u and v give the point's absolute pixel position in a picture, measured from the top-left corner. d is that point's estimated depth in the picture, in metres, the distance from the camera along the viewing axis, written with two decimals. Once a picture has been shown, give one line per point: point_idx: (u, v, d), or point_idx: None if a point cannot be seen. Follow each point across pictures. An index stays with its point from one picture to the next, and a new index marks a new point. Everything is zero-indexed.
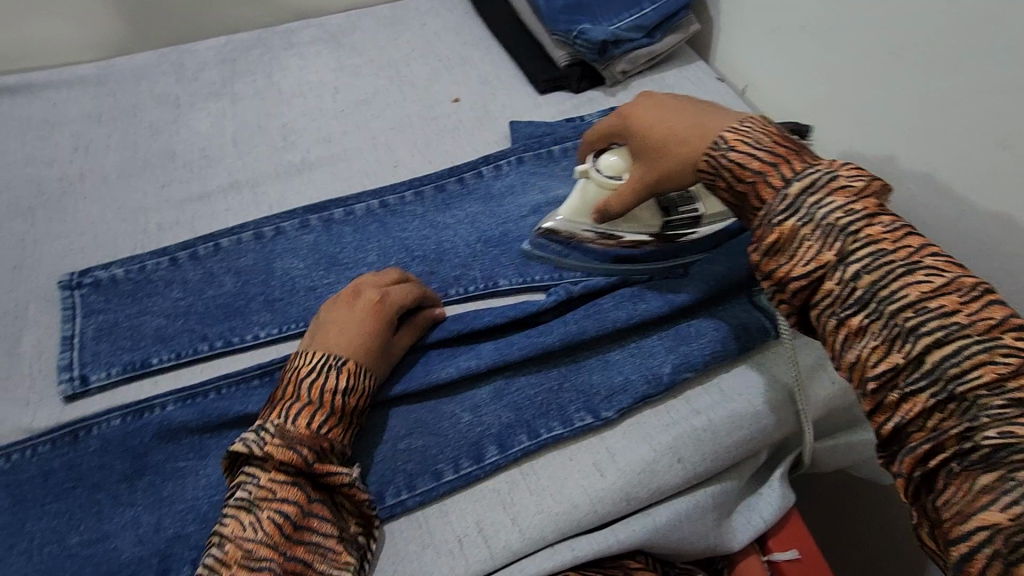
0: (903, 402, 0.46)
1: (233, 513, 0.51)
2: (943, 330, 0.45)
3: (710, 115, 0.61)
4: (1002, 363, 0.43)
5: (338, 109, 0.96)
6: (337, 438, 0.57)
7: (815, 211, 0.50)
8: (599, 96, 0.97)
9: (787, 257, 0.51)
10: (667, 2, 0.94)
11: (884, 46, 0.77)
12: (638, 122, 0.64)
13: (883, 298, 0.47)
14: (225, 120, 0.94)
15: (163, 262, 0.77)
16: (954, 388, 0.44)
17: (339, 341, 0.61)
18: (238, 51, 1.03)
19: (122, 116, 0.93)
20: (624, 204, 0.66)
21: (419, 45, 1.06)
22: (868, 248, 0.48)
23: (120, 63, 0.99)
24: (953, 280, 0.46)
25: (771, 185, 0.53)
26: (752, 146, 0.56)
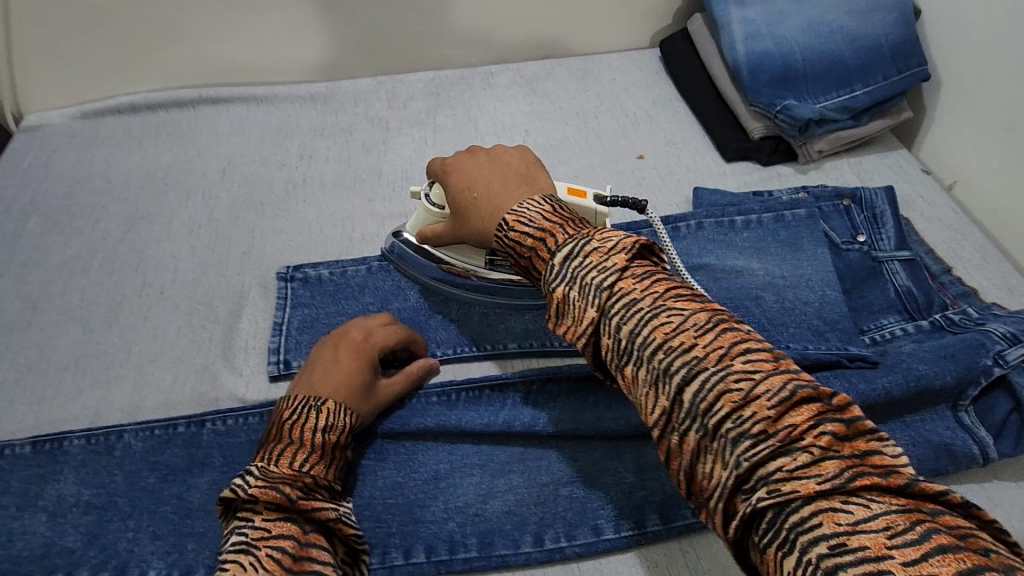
0: (682, 447, 0.44)
1: (233, 559, 0.49)
2: (686, 367, 0.44)
3: (514, 191, 0.65)
4: (737, 391, 0.42)
5: (528, 150, 1.01)
6: (322, 474, 0.59)
7: (571, 271, 0.52)
8: (789, 172, 0.96)
9: (569, 318, 0.51)
10: (880, 88, 0.93)
11: (986, 110, 0.88)
12: (454, 178, 0.70)
13: (641, 348, 0.47)
14: (426, 148, 1.03)
15: (362, 269, 0.85)
16: (706, 424, 0.43)
17: (323, 383, 0.64)
18: (443, 86, 1.13)
19: (341, 133, 1.05)
20: (436, 240, 0.75)
21: (608, 98, 1.10)
22: (622, 300, 0.49)
23: (345, 86, 1.12)
24: (692, 318, 0.46)
25: (542, 259, 0.55)
26: (526, 224, 0.58)
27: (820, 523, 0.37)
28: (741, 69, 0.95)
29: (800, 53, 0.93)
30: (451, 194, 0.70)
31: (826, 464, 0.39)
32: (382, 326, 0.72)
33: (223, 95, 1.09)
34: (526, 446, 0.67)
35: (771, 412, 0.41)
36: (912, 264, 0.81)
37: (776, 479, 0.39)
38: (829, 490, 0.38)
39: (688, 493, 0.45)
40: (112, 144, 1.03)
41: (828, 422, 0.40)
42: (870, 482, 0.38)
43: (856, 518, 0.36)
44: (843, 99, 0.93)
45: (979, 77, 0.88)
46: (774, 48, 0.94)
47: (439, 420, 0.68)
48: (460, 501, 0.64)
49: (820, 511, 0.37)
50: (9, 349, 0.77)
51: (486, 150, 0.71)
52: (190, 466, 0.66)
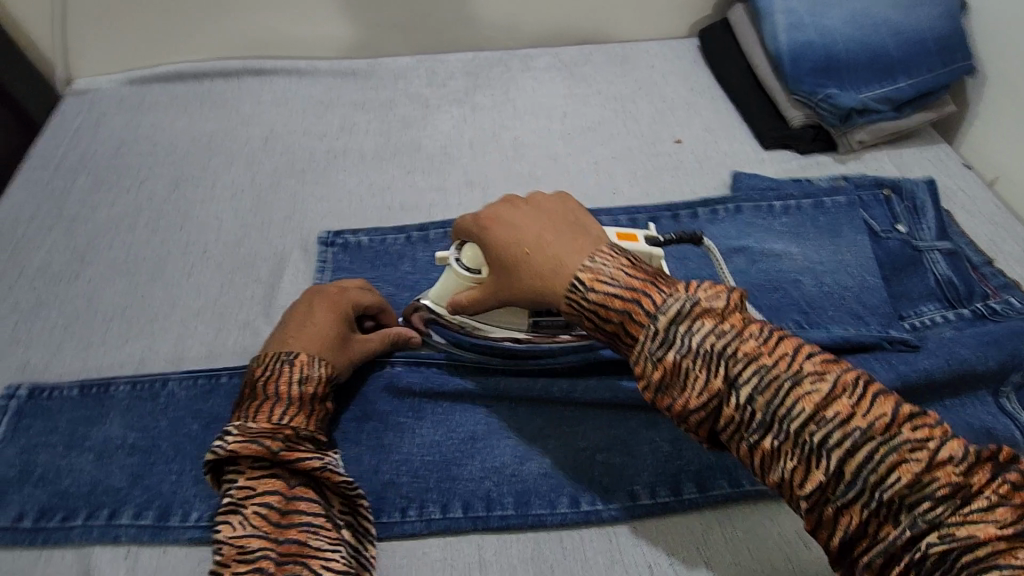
0: (841, 514, 0.44)
1: (223, 519, 0.53)
2: (846, 439, 0.43)
3: (574, 243, 0.56)
4: (908, 459, 0.42)
5: (566, 131, 1.02)
6: (302, 425, 0.58)
7: (689, 341, 0.48)
8: (828, 162, 0.96)
9: (678, 390, 0.48)
10: (925, 80, 0.93)
11: None
12: (495, 232, 0.60)
13: (786, 418, 0.45)
14: (465, 125, 1.04)
15: (401, 238, 0.86)
16: (880, 496, 0.42)
17: (297, 339, 0.64)
18: (482, 66, 1.14)
19: (381, 108, 1.07)
20: (473, 307, 0.64)
21: (646, 84, 1.10)
22: (752, 367, 0.47)
23: (385, 63, 1.14)
24: (833, 381, 0.45)
25: (638, 321, 0.50)
26: (608, 283, 0.52)
27: (998, 556, 0.39)
28: (784, 57, 0.95)
29: (844, 43, 0.94)
30: (491, 251, 0.59)
31: (999, 511, 0.41)
32: (351, 289, 0.70)
33: (266, 67, 1.11)
34: (563, 412, 0.68)
35: (951, 475, 0.42)
36: (953, 254, 0.81)
37: (949, 529, 0.41)
38: (1005, 535, 0.40)
39: (840, 554, 0.45)
40: (157, 111, 1.05)
41: (990, 471, 0.42)
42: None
43: (996, 533, 0.40)
44: (886, 90, 0.93)
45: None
46: (818, 37, 0.94)
47: (478, 383, 0.69)
48: (496, 462, 0.64)
49: (999, 550, 0.40)
50: (58, 298, 0.79)
51: (526, 199, 0.62)
52: (233, 416, 0.68)
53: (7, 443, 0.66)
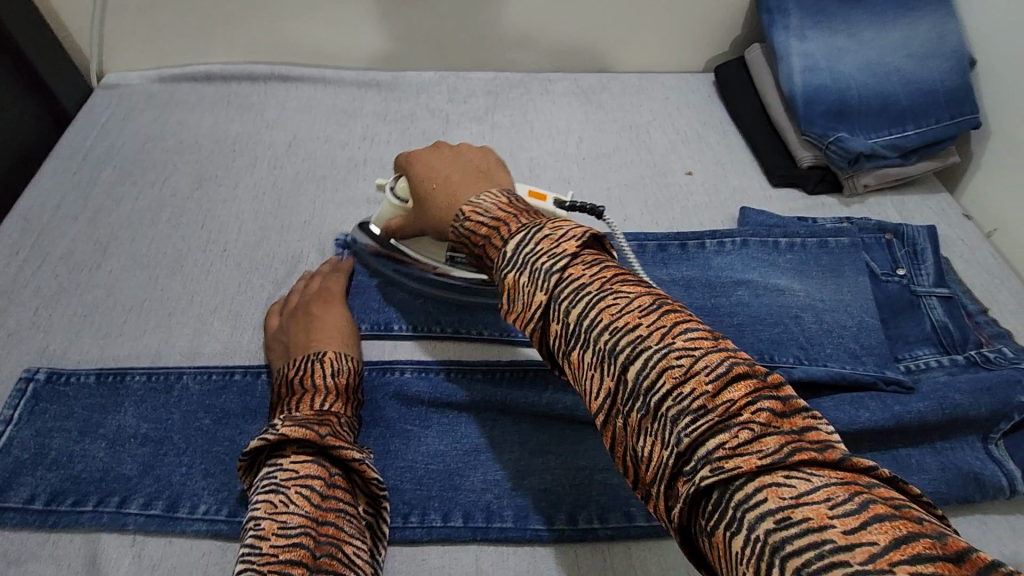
0: (627, 425, 0.42)
1: (264, 497, 0.54)
2: (630, 347, 0.42)
3: (473, 182, 0.65)
4: (679, 368, 0.40)
5: (580, 155, 1.05)
6: (341, 413, 0.64)
7: (523, 258, 0.50)
8: (833, 203, 0.99)
9: (516, 306, 0.50)
10: (932, 130, 0.95)
11: None
12: (418, 172, 0.70)
13: (589, 329, 0.45)
14: (483, 143, 1.07)
15: None
16: (649, 403, 0.41)
17: (320, 341, 0.70)
18: (502, 87, 1.18)
19: (403, 121, 1.10)
20: (400, 232, 0.77)
21: (661, 115, 1.14)
22: (571, 285, 0.47)
23: (410, 78, 1.17)
24: (639, 299, 0.44)
25: (495, 246, 0.55)
26: (482, 214, 0.59)
27: (764, 497, 0.35)
28: (797, 99, 0.99)
29: (855, 90, 0.97)
30: (414, 185, 0.70)
31: (767, 442, 0.37)
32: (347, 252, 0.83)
33: (294, 74, 1.14)
34: (565, 430, 0.70)
35: (711, 387, 0.39)
36: (950, 301, 0.84)
37: (715, 456, 0.37)
38: (770, 467, 0.36)
39: (633, 480, 0.43)
40: (185, 109, 1.08)
41: (767, 401, 0.39)
42: (807, 455, 0.36)
43: (757, 463, 0.36)
44: (895, 137, 0.96)
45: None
46: (831, 82, 0.98)
47: (486, 397, 0.71)
48: (498, 474, 0.66)
49: (764, 485, 0.36)
50: (79, 286, 0.82)
51: (453, 147, 0.72)
52: (244, 413, 0.70)
53: (23, 425, 0.68)
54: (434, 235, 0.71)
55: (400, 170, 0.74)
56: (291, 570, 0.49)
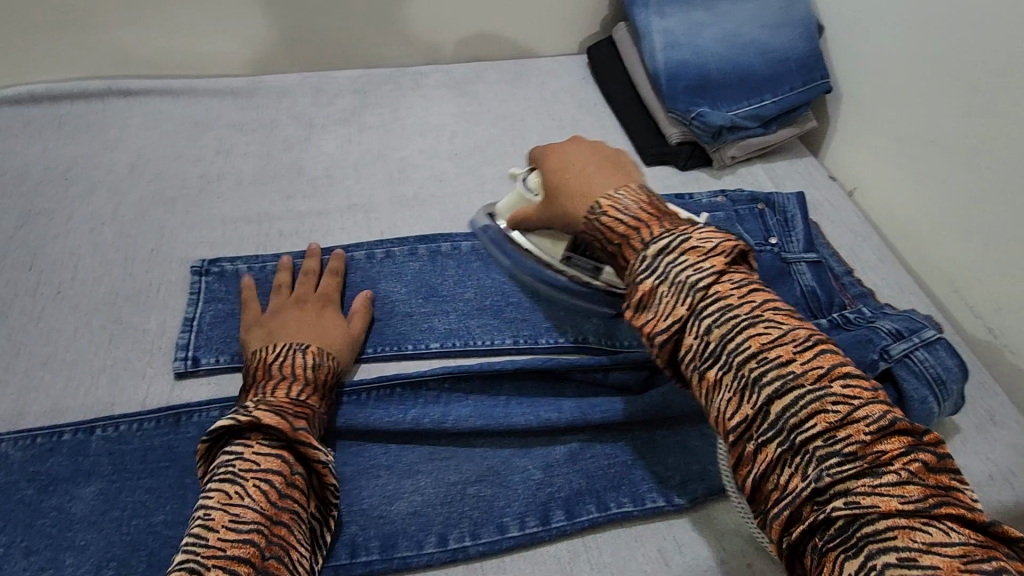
0: (759, 453, 0.49)
1: (220, 486, 0.53)
2: (779, 379, 0.49)
3: (603, 176, 0.66)
4: (832, 411, 0.47)
5: (453, 151, 1.01)
6: (316, 406, 0.63)
7: (669, 271, 0.55)
8: (704, 177, 1.00)
9: (652, 312, 0.56)
10: (787, 98, 0.98)
11: (892, 118, 0.93)
12: (552, 165, 0.71)
13: (732, 351, 0.51)
14: (350, 145, 1.00)
15: (280, 266, 0.83)
16: (795, 439, 0.47)
17: (303, 335, 0.69)
18: (371, 83, 1.11)
19: (262, 128, 1.02)
20: (523, 220, 0.77)
21: (536, 102, 1.11)
22: (717, 304, 0.53)
23: (269, 80, 1.08)
24: (790, 332, 0.51)
25: (631, 246, 0.59)
26: (621, 211, 0.61)
27: (894, 536, 0.43)
28: (661, 77, 0.98)
29: (715, 64, 0.97)
30: (546, 173, 0.72)
31: (911, 489, 0.45)
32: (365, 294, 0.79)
33: (135, 87, 1.03)
34: (436, 446, 0.67)
35: (868, 436, 0.46)
36: (818, 265, 0.85)
37: (854, 492, 0.45)
38: (909, 511, 0.44)
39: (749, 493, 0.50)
40: (6, 137, 0.96)
41: (919, 454, 0.46)
42: (953, 511, 0.44)
43: (896, 507, 0.44)
44: (754, 107, 0.97)
45: (955, 96, 0.83)
46: (691, 57, 0.98)
47: (346, 419, 0.67)
48: (364, 503, 0.63)
49: (897, 526, 0.43)
50: None
51: (591, 142, 0.73)
52: (75, 476, 0.63)
53: None
54: (564, 228, 0.71)
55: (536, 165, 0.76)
56: (235, 567, 0.48)
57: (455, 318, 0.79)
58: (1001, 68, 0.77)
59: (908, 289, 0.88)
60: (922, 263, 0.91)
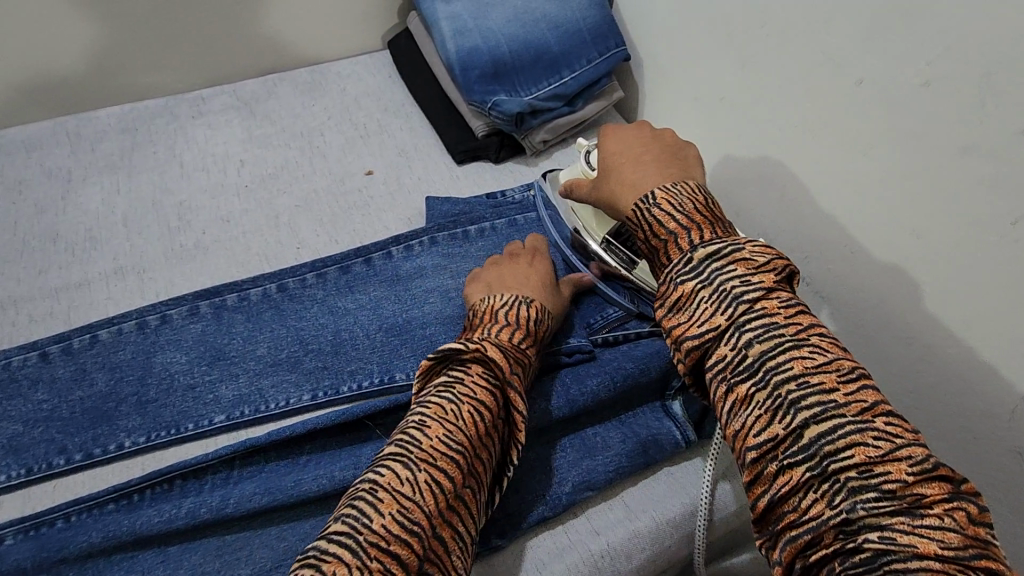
0: (784, 475, 0.45)
1: (438, 399, 0.54)
2: (820, 407, 0.44)
3: (668, 171, 0.62)
4: (872, 446, 0.43)
5: (242, 183, 0.90)
6: (530, 356, 0.62)
7: (713, 276, 0.51)
8: (518, 167, 0.95)
9: (685, 316, 0.51)
10: (586, 72, 0.93)
11: (686, 78, 0.90)
12: (609, 148, 0.67)
13: (771, 369, 0.47)
14: (119, 196, 0.88)
15: (32, 357, 0.71)
16: (828, 467, 0.43)
17: (526, 288, 0.69)
18: (142, 119, 0.97)
19: (6, 193, 0.86)
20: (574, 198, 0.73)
21: (336, 112, 1.01)
22: (760, 317, 0.48)
23: (12, 134, 0.92)
24: (835, 360, 0.47)
25: (679, 246, 0.54)
26: (676, 206, 0.57)
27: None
28: (454, 68, 0.92)
29: (506, 45, 0.91)
30: (603, 157, 0.68)
31: (951, 536, 0.40)
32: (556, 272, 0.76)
33: None
34: (225, 537, 0.60)
35: (907, 474, 0.42)
36: None
37: (889, 527, 0.41)
38: (948, 558, 0.39)
39: (771, 520, 0.46)
40: None
41: (963, 503, 0.41)
42: (990, 566, 0.39)
43: (936, 550, 0.39)
44: (553, 86, 0.92)
45: (841, 78, 0.68)
46: (481, 41, 0.91)
47: (106, 532, 0.58)
48: None
49: (930, 569, 0.39)
50: None
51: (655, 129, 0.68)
52: None
53: None
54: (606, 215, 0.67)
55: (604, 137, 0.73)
56: (441, 479, 0.49)
57: (246, 380, 0.71)
58: (797, 23, 0.71)
59: None
60: None
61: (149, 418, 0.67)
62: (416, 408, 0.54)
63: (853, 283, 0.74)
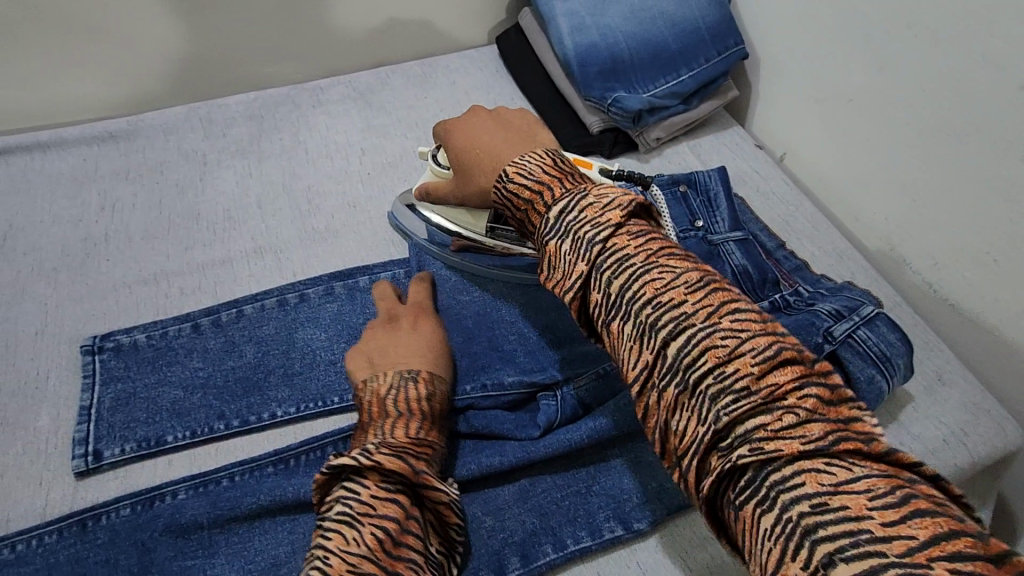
0: (666, 405, 0.45)
1: (337, 528, 0.50)
2: (675, 324, 0.45)
3: (515, 144, 0.63)
4: (721, 346, 0.43)
5: (364, 171, 0.94)
6: (434, 442, 0.60)
7: (569, 225, 0.52)
8: (632, 164, 0.96)
9: (559, 271, 0.52)
10: (704, 70, 0.94)
11: (810, 79, 0.90)
12: (456, 138, 0.68)
13: (630, 301, 0.48)
14: (251, 179, 0.92)
15: (186, 328, 0.75)
16: (689, 379, 0.44)
17: (408, 358, 0.66)
18: (266, 107, 1.01)
19: (149, 174, 0.92)
20: (443, 199, 0.73)
21: (448, 104, 1.04)
22: (614, 254, 0.49)
23: (150, 117, 0.98)
24: (682, 274, 0.48)
25: (539, 211, 0.55)
26: (526, 176, 0.57)
27: (805, 484, 0.38)
28: (572, 63, 0.93)
29: (624, 43, 0.92)
30: (455, 153, 0.68)
31: (813, 427, 0.40)
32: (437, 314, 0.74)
33: None
34: None
35: (753, 368, 0.42)
36: (746, 243, 0.80)
37: (756, 436, 0.40)
38: (810, 452, 0.39)
39: (667, 457, 0.46)
40: None
41: (809, 387, 0.41)
42: (853, 446, 0.39)
43: (799, 447, 0.39)
44: (671, 84, 0.93)
45: (998, 80, 0.67)
46: (600, 39, 0.92)
47: (272, 495, 0.62)
48: None
49: (805, 472, 0.38)
50: None
51: (490, 111, 0.69)
52: None
53: None
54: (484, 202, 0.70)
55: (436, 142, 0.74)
56: None
57: None
58: (951, 23, 0.70)
59: (846, 254, 0.86)
60: (856, 227, 0.89)
61: (297, 392, 0.71)
62: (317, 541, 0.50)
63: (987, 294, 0.73)
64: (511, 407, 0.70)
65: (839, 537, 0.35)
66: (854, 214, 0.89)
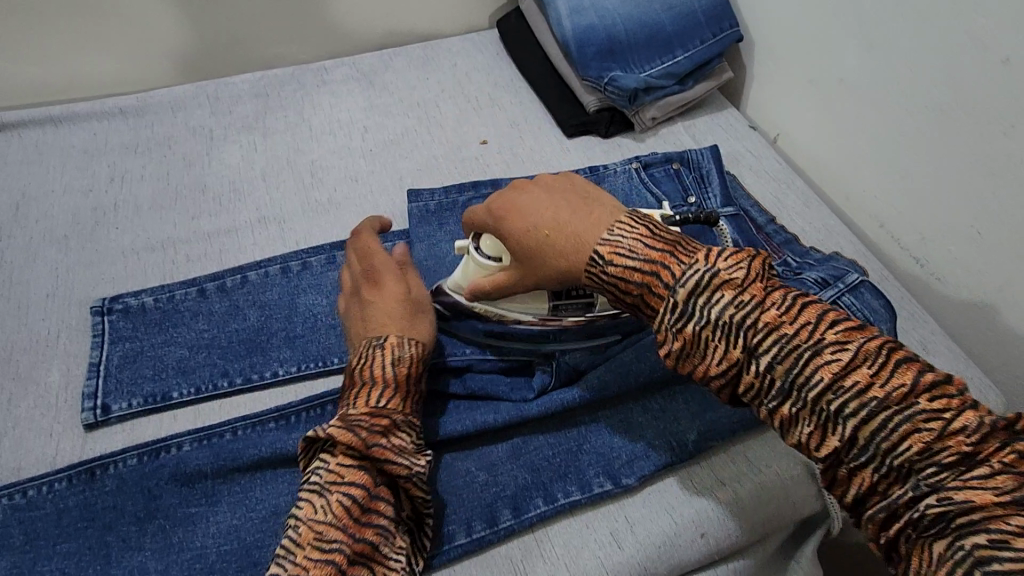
0: (855, 477, 0.45)
1: (308, 497, 0.53)
2: (864, 408, 0.44)
3: (589, 214, 0.59)
4: (926, 429, 0.43)
5: (367, 147, 0.96)
6: (400, 409, 0.59)
7: (708, 313, 0.49)
8: (628, 143, 0.98)
9: (700, 357, 0.50)
10: (700, 51, 0.96)
11: (804, 60, 0.92)
12: (514, 223, 0.61)
13: (803, 386, 0.46)
14: (256, 154, 0.95)
15: (191, 292, 0.78)
16: (891, 461, 0.43)
17: (375, 326, 0.64)
18: (272, 85, 1.04)
19: (158, 147, 0.94)
20: (498, 292, 0.65)
21: (449, 85, 1.06)
22: (772, 336, 0.47)
23: (159, 94, 1.00)
24: (859, 350, 0.46)
25: (657, 294, 0.52)
26: (627, 255, 0.55)
27: (986, 521, 0.39)
28: (570, 44, 0.95)
29: (622, 24, 0.94)
30: (516, 239, 0.61)
31: (1003, 478, 0.41)
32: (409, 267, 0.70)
33: (8, 120, 0.94)
34: None
35: (965, 443, 0.42)
36: (737, 218, 0.82)
37: (946, 488, 0.41)
38: (1007, 501, 0.40)
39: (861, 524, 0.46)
40: None
41: (1015, 443, 0.42)
42: None
43: (993, 498, 0.40)
44: (667, 65, 0.95)
45: (986, 58, 0.69)
46: (598, 20, 0.94)
47: (274, 448, 0.64)
48: None
49: (992, 515, 0.40)
50: None
51: (535, 182, 0.65)
52: None
53: None
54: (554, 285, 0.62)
55: (481, 225, 0.64)
56: None
57: None
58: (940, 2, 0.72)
59: (836, 231, 0.88)
60: (846, 204, 0.91)
61: (298, 353, 0.73)
62: (293, 509, 0.54)
63: (971, 266, 0.75)
64: (505, 371, 0.71)
65: (1015, 570, 0.37)
66: (845, 191, 0.91)
